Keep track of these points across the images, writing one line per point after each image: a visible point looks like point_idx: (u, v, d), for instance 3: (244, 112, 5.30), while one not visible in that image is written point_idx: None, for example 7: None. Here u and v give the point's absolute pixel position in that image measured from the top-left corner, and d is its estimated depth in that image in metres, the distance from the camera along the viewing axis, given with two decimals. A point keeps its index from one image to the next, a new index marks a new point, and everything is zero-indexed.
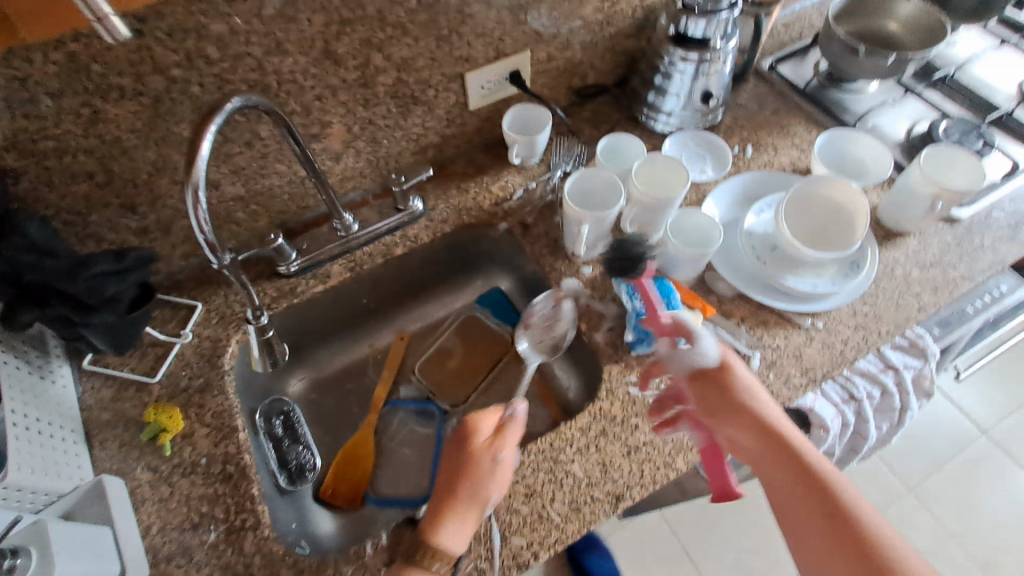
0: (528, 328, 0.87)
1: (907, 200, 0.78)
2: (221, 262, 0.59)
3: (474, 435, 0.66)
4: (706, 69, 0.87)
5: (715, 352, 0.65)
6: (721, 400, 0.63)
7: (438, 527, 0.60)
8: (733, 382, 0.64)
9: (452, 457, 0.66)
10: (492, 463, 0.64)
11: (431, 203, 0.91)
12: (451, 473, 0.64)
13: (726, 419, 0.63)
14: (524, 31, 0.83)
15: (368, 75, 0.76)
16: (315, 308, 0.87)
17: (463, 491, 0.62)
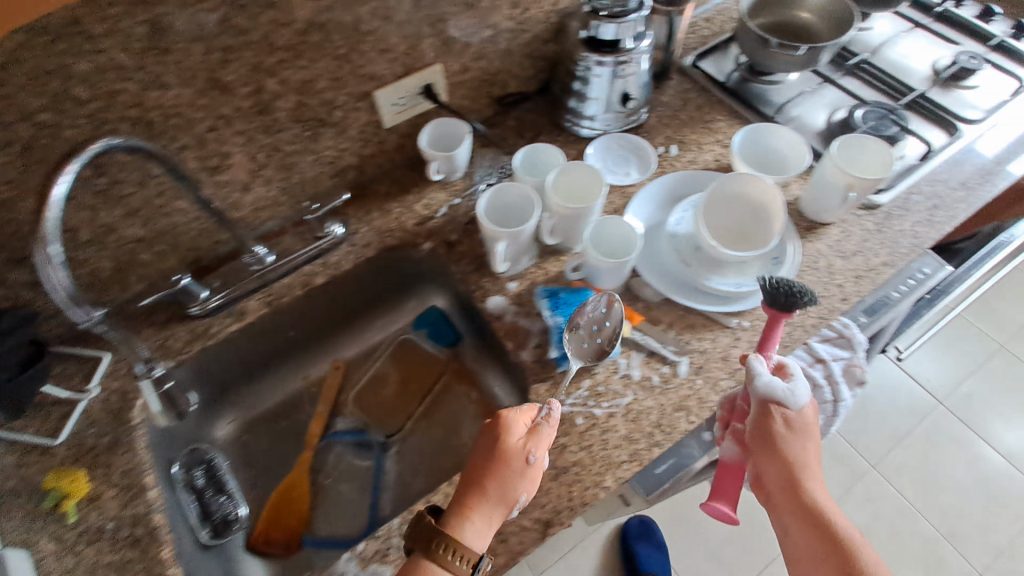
0: (572, 332, 0.73)
1: (822, 191, 0.78)
2: (90, 318, 0.57)
3: (508, 432, 0.62)
4: (623, 71, 0.86)
5: (802, 400, 0.65)
6: (777, 441, 0.64)
7: (463, 524, 0.58)
8: (799, 429, 0.65)
9: (483, 451, 0.63)
10: (524, 464, 0.61)
11: (353, 227, 0.88)
12: (482, 469, 0.61)
13: (769, 459, 0.64)
14: (432, 44, 0.80)
15: (265, 101, 0.72)
16: (236, 347, 0.83)
17: (492, 491, 0.59)
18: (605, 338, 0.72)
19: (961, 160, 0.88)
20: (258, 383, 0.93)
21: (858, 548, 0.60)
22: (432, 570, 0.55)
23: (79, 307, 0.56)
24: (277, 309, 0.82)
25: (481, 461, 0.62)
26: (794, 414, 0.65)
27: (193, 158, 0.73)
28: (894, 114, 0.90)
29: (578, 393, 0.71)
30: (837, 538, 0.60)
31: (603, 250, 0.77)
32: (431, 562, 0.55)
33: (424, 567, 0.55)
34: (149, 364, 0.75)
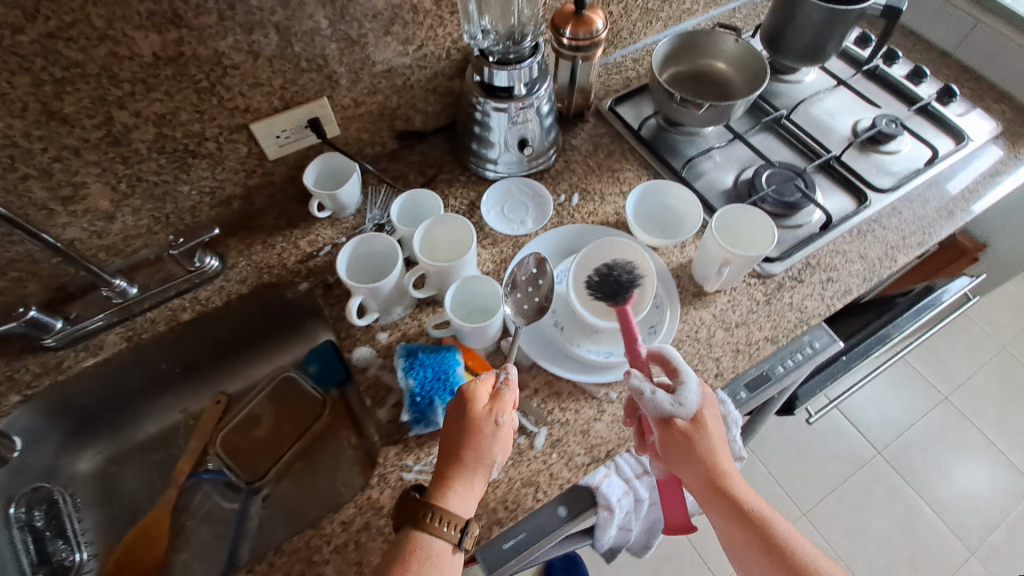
0: (513, 289, 0.75)
1: (703, 260, 0.75)
2: None
3: (473, 400, 0.63)
4: (519, 117, 0.82)
5: (690, 402, 0.63)
6: (687, 449, 0.62)
7: (446, 492, 0.59)
8: (703, 434, 0.63)
9: (451, 422, 0.64)
10: (493, 428, 0.62)
11: (230, 261, 0.84)
12: (453, 439, 0.62)
13: (684, 466, 0.63)
14: (313, 79, 0.77)
15: (117, 133, 0.68)
16: (94, 381, 0.80)
17: (468, 457, 0.61)
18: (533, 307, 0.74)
19: (863, 231, 0.86)
20: (132, 415, 0.90)
21: (779, 525, 0.60)
22: (423, 538, 0.57)
23: None
24: (137, 345, 0.79)
25: (451, 432, 0.63)
26: (694, 420, 0.63)
27: (40, 188, 0.69)
28: (801, 178, 0.87)
29: (428, 460, 0.68)
30: (761, 525, 0.60)
31: (474, 306, 0.74)
32: (421, 533, 0.57)
33: (415, 539, 0.57)
34: None
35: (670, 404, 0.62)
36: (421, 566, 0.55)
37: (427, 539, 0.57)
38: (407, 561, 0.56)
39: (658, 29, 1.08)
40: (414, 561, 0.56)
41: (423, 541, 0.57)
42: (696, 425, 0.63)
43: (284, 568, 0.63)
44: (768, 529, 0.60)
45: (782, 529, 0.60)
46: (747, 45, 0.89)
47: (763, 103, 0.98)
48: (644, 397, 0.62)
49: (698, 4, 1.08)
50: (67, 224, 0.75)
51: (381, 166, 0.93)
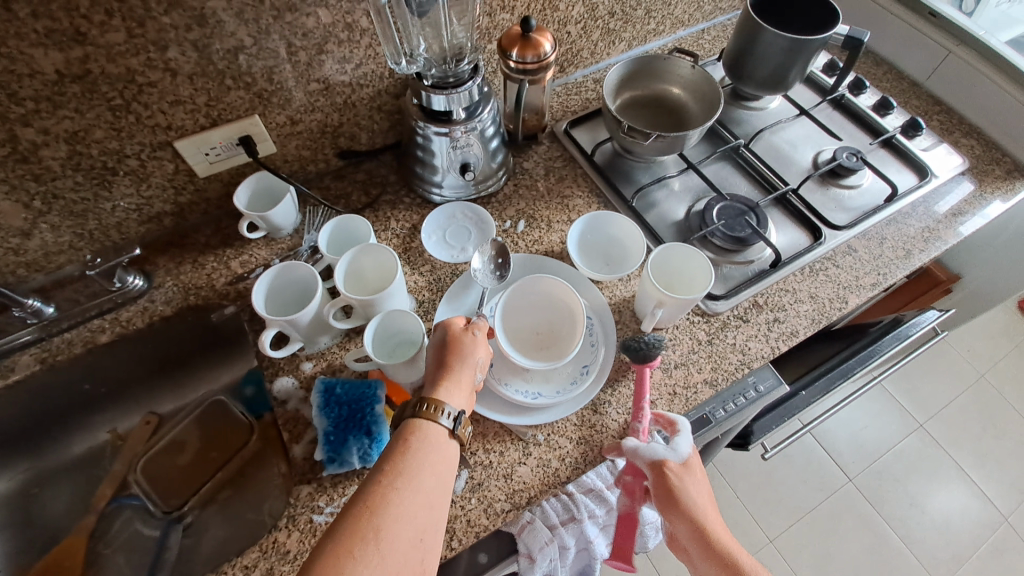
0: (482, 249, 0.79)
1: (641, 297, 0.72)
2: None
3: (449, 321, 0.66)
4: (461, 141, 0.79)
5: (683, 449, 0.64)
6: (682, 496, 0.61)
7: (435, 389, 0.60)
8: (694, 481, 0.63)
9: (429, 346, 0.66)
10: (472, 336, 0.65)
11: (157, 280, 0.81)
12: (434, 354, 0.64)
13: (678, 513, 0.61)
14: (242, 97, 0.74)
15: (25, 150, 0.66)
16: (7, 404, 0.76)
17: (452, 361, 0.62)
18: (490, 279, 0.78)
19: (816, 270, 0.83)
20: (53, 437, 0.84)
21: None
22: (415, 427, 0.56)
23: None
24: (52, 367, 0.75)
25: (431, 350, 0.65)
26: (689, 468, 0.64)
27: None
28: (753, 213, 0.84)
29: (341, 502, 0.64)
30: None
31: (399, 339, 0.71)
32: (413, 419, 0.57)
33: (409, 427, 0.56)
34: None
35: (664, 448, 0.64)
36: (421, 444, 0.54)
37: (422, 421, 0.56)
38: (406, 441, 0.54)
39: (621, 49, 1.05)
40: (412, 440, 0.55)
41: (415, 426, 0.56)
42: (688, 471, 0.63)
43: None
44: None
45: None
46: (704, 73, 0.87)
47: (721, 133, 0.96)
48: (638, 449, 0.64)
49: (663, 24, 1.07)
50: None
51: (326, 184, 0.90)
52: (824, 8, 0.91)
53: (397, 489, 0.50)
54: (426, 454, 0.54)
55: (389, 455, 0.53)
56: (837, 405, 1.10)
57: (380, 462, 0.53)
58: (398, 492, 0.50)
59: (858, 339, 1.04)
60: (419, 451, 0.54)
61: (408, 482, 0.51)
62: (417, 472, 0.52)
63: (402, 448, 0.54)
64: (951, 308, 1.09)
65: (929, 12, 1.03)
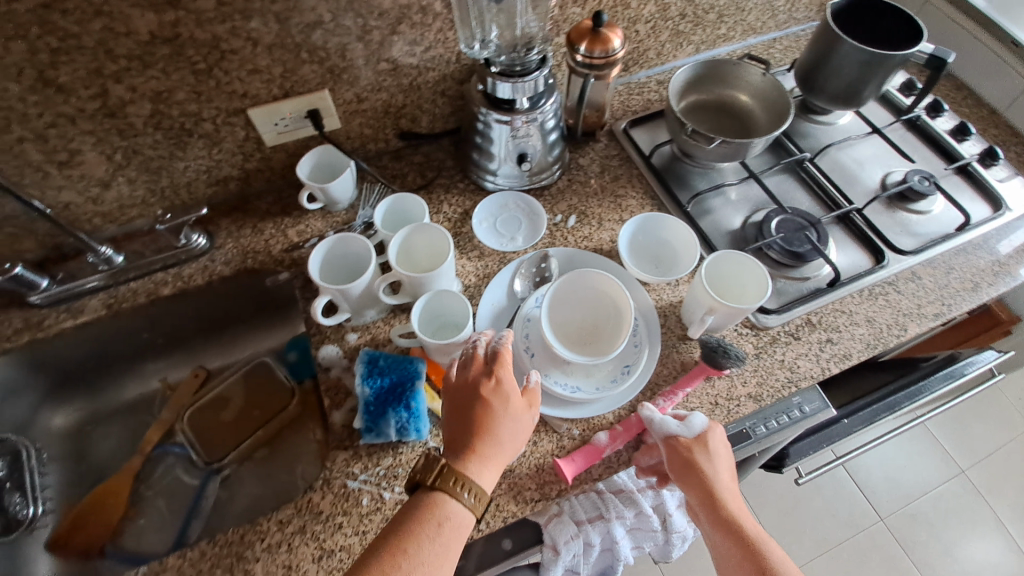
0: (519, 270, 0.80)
1: (691, 301, 0.70)
2: None
3: (513, 390, 0.60)
4: (521, 131, 0.79)
5: (696, 426, 0.64)
6: (693, 471, 0.62)
7: (480, 467, 0.55)
8: (707, 455, 0.63)
9: (480, 395, 0.59)
10: (528, 416, 0.60)
11: (219, 241, 0.84)
12: (489, 414, 0.58)
13: (689, 484, 0.62)
14: (314, 71, 0.76)
15: (113, 106, 0.70)
16: (74, 344, 0.81)
17: (504, 439, 0.58)
18: (526, 272, 0.80)
19: (875, 293, 0.80)
20: (111, 378, 0.89)
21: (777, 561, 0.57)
22: (451, 511, 0.53)
23: None
24: (117, 313, 0.80)
25: (486, 405, 0.58)
26: (703, 443, 0.63)
27: (35, 151, 0.70)
28: (813, 229, 0.82)
29: (375, 471, 0.65)
30: (753, 547, 0.58)
31: (444, 320, 0.72)
32: (449, 499, 0.53)
33: (443, 506, 0.53)
34: None
35: (676, 425, 0.63)
36: (447, 533, 0.52)
37: (458, 507, 0.53)
38: (435, 523, 0.52)
39: (688, 52, 1.04)
40: (442, 526, 0.52)
41: (449, 510, 0.53)
42: (701, 446, 0.63)
43: (214, 560, 0.61)
44: (763, 558, 0.57)
45: (776, 556, 0.58)
46: (774, 80, 0.85)
47: (786, 145, 0.94)
48: (652, 420, 0.64)
49: (734, 31, 1.05)
50: (63, 188, 0.76)
51: (383, 164, 0.92)
52: (905, 25, 0.88)
53: None
54: (450, 546, 0.51)
55: (412, 531, 0.51)
56: (876, 440, 1.05)
57: (401, 539, 0.51)
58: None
59: (906, 373, 0.99)
60: (443, 544, 0.51)
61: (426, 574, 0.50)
62: (436, 565, 0.50)
63: (430, 534, 0.51)
64: (1011, 350, 1.04)
65: (1014, 40, 0.99)
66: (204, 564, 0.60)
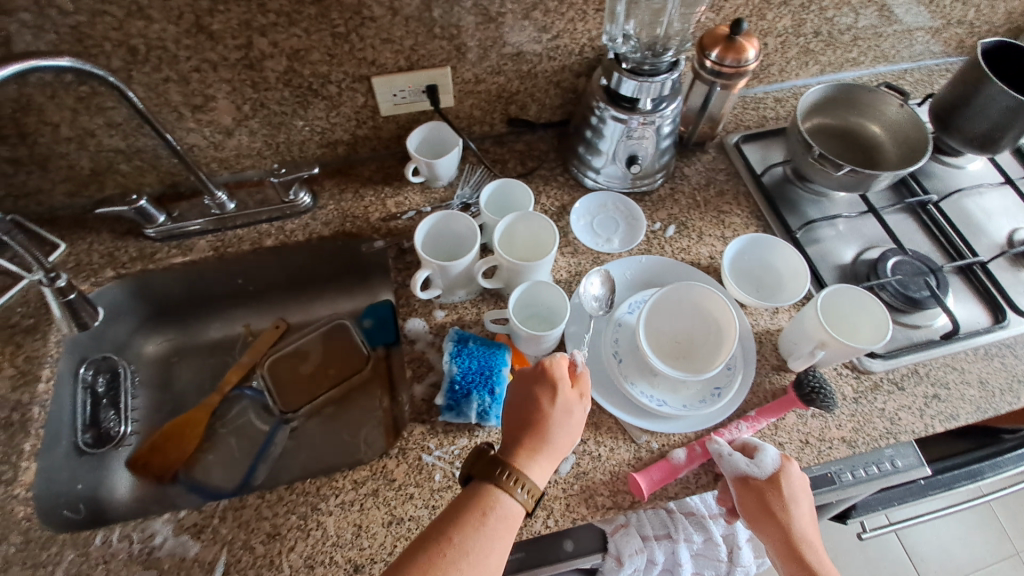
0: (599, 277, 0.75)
1: (796, 333, 0.68)
2: None
3: (561, 384, 0.59)
4: (636, 132, 0.77)
5: (769, 466, 0.61)
6: (770, 516, 0.60)
7: (530, 461, 0.55)
8: (782, 499, 0.60)
9: (534, 393, 0.59)
10: (581, 411, 0.59)
11: (321, 201, 0.87)
12: (542, 412, 0.57)
13: (766, 527, 0.60)
14: (442, 47, 0.77)
15: (253, 58, 0.72)
16: (178, 278, 0.85)
17: (554, 434, 0.56)
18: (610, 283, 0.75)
19: (991, 354, 0.74)
20: (203, 315, 0.93)
21: None
22: (497, 498, 0.52)
23: None
24: (222, 256, 0.83)
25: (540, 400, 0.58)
26: (778, 486, 0.60)
27: (176, 92, 0.74)
28: (933, 276, 0.77)
29: (450, 449, 0.65)
30: None
31: (535, 311, 0.72)
32: (501, 492, 0.52)
33: (492, 496, 0.52)
34: (52, 276, 0.71)
35: (747, 464, 0.61)
36: (497, 524, 0.50)
37: (509, 502, 0.52)
38: (483, 513, 0.51)
39: (812, 72, 0.99)
40: (489, 515, 0.51)
41: (501, 503, 0.52)
42: (774, 489, 0.60)
43: (290, 506, 0.62)
44: None
45: None
46: (912, 113, 0.81)
47: (909, 183, 0.88)
48: (720, 455, 0.62)
49: (865, 56, 0.99)
50: (192, 130, 0.79)
51: (485, 147, 0.92)
52: None
53: (457, 567, 0.47)
54: (498, 538, 0.50)
55: (459, 522, 0.50)
56: (945, 509, 0.94)
57: (448, 528, 0.50)
58: (460, 575, 0.47)
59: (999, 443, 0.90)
60: (494, 532, 0.50)
61: (474, 564, 0.48)
62: (487, 555, 0.48)
63: (476, 523, 0.50)
64: None
65: None
66: (280, 509, 0.62)
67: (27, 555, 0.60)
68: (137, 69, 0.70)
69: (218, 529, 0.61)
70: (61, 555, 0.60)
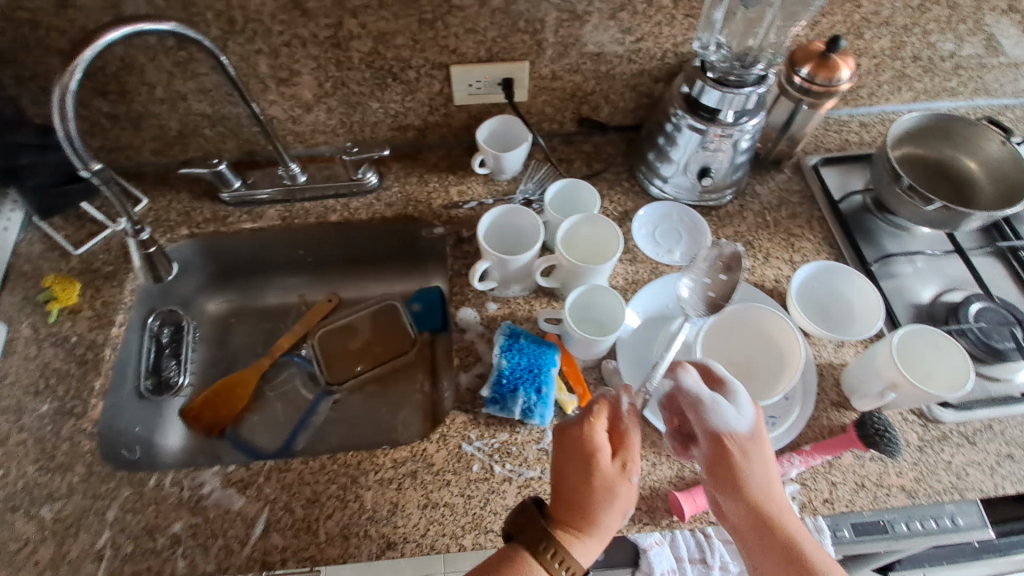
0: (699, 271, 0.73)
1: (865, 372, 0.64)
2: (89, 169, 0.63)
3: (603, 454, 0.56)
4: (712, 144, 0.75)
5: (743, 415, 0.56)
6: (730, 468, 0.55)
7: (572, 539, 0.53)
8: (751, 451, 0.55)
9: (572, 457, 0.56)
10: (627, 484, 0.56)
11: (387, 182, 0.88)
12: (581, 480, 0.55)
13: (729, 480, 0.55)
14: (524, 41, 0.77)
15: (341, 37, 0.74)
16: (245, 243, 0.89)
17: (598, 510, 0.54)
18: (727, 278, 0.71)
19: None
20: (262, 280, 0.97)
21: None
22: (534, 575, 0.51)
23: (80, 155, 0.61)
24: (289, 226, 0.86)
25: (580, 473, 0.55)
26: (745, 434, 0.56)
27: (266, 64, 0.77)
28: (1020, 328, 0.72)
29: (490, 441, 0.65)
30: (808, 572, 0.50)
31: (590, 314, 0.71)
32: (538, 568, 0.51)
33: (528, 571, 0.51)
34: (138, 228, 0.74)
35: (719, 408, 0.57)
36: None
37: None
38: None
39: (904, 98, 0.93)
40: None
41: None
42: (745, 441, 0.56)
43: (331, 475, 0.64)
44: None
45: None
46: (1014, 152, 0.75)
47: (1001, 226, 0.83)
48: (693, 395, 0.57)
49: (966, 86, 0.93)
50: (274, 102, 0.82)
51: (552, 145, 0.92)
52: None
53: None
54: None
55: None
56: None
57: None
58: None
59: None
60: None
61: None
62: None
63: None
64: None
65: None
66: (322, 476, 0.64)
67: (89, 487, 0.64)
68: (233, 40, 0.73)
69: (261, 487, 0.63)
70: (117, 491, 0.63)
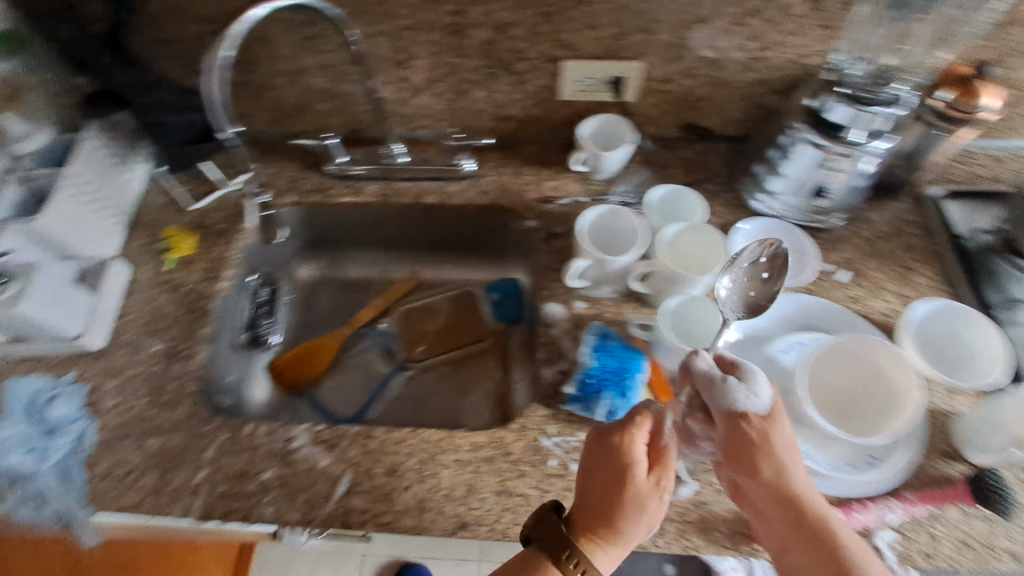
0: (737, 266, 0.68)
1: (987, 426, 0.60)
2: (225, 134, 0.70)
3: (637, 467, 0.54)
4: (832, 163, 0.70)
5: (761, 397, 0.56)
6: (750, 450, 0.55)
7: (595, 549, 0.52)
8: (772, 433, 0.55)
9: (604, 464, 0.55)
10: (657, 500, 0.54)
11: (484, 171, 0.89)
12: (610, 493, 0.54)
13: (753, 462, 0.55)
14: (642, 41, 0.76)
15: (462, 24, 0.76)
16: (342, 215, 0.92)
17: (624, 523, 0.53)
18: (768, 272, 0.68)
19: None
20: (350, 254, 1.01)
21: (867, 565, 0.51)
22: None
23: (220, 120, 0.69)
24: (386, 203, 0.89)
25: (612, 484, 0.54)
26: (764, 416, 0.56)
27: (386, 46, 0.79)
28: None
29: (568, 439, 0.65)
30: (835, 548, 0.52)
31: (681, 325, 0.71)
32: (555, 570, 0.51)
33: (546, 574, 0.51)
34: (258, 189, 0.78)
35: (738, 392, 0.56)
36: None
37: None
38: None
39: None
40: None
41: None
42: (766, 422, 0.55)
43: (411, 449, 0.66)
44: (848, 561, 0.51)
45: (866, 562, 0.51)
46: None
47: None
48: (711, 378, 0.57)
49: None
50: (387, 83, 0.85)
51: (652, 149, 0.90)
52: None
53: None
54: None
55: None
56: None
57: None
58: None
59: None
60: None
61: None
62: None
63: None
64: None
65: None
66: (402, 449, 0.65)
67: (191, 426, 0.68)
68: (359, 20, 0.76)
69: (344, 451, 0.66)
70: (215, 434, 0.67)
